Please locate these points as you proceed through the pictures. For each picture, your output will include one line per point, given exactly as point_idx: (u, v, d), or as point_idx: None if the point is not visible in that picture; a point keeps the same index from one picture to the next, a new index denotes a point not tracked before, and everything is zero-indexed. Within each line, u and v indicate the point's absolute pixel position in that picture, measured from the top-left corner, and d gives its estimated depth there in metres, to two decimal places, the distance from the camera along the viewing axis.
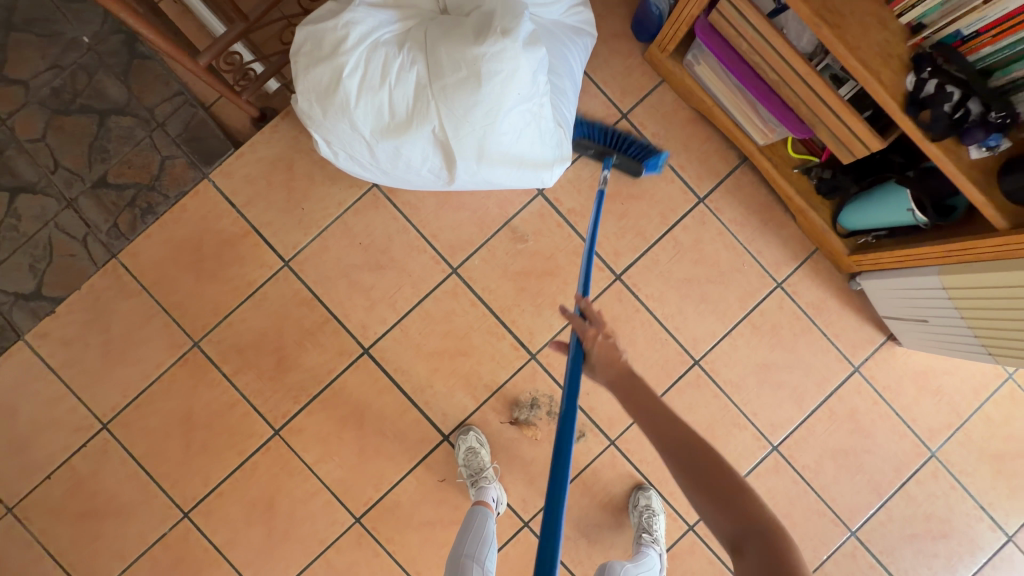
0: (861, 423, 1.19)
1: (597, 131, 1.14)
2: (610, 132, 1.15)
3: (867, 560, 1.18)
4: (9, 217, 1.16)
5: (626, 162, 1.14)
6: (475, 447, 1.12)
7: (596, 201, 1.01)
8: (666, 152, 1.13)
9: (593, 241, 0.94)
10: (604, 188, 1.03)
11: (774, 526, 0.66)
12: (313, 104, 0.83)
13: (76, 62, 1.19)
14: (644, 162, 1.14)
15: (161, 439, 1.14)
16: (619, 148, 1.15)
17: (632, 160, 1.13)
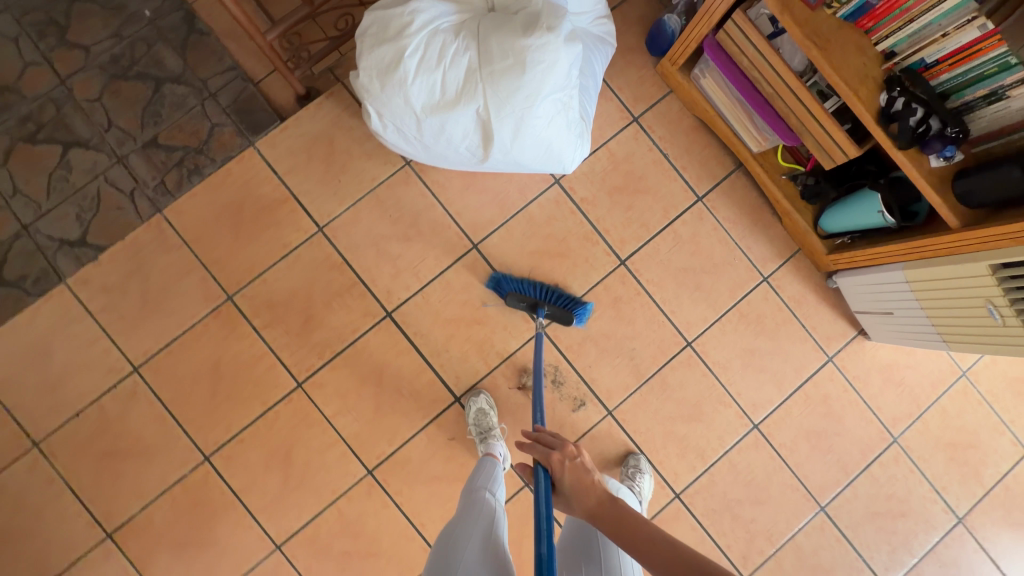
0: (833, 407, 1.32)
1: (529, 286, 1.23)
2: (540, 287, 1.24)
3: (833, 534, 1.30)
4: (61, 169, 1.24)
5: (558, 313, 1.21)
6: (485, 409, 1.21)
7: (537, 345, 1.16)
8: (591, 304, 1.25)
9: (539, 374, 1.12)
10: (542, 337, 1.16)
11: None
12: (374, 79, 0.94)
13: (136, 33, 1.28)
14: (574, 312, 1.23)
15: (188, 385, 1.20)
16: (550, 300, 1.23)
17: (563, 312, 1.21)
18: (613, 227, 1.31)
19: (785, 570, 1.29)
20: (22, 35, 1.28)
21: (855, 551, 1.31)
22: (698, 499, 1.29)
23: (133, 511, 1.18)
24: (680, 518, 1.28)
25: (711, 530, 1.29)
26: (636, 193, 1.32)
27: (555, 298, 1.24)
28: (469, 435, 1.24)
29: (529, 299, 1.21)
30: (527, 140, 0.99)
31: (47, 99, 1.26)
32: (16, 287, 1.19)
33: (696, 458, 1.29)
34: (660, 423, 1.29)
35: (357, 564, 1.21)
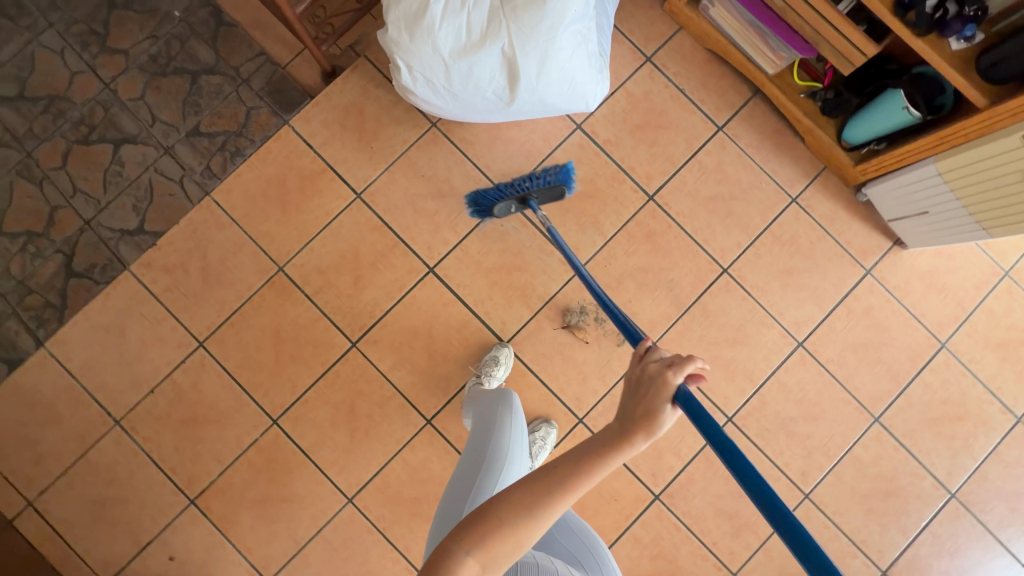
0: (877, 318, 1.33)
1: (506, 188, 1.19)
2: (515, 182, 1.18)
3: (891, 444, 1.31)
4: (114, 165, 1.32)
5: (548, 196, 1.17)
6: (500, 360, 1.24)
7: (554, 238, 1.12)
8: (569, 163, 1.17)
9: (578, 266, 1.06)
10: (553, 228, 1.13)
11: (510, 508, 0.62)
12: (402, 30, 0.99)
13: (170, 32, 1.37)
14: (561, 182, 1.17)
15: (252, 353, 1.27)
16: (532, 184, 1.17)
17: (553, 190, 1.16)
18: (638, 164, 1.34)
19: (846, 483, 1.30)
20: (66, 46, 1.37)
21: (915, 459, 1.31)
22: (751, 421, 1.30)
23: (213, 475, 1.25)
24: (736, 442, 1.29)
25: (767, 451, 1.30)
26: (657, 129, 1.35)
27: (535, 183, 1.17)
28: (472, 368, 1.28)
29: (513, 202, 1.18)
30: (552, 75, 1.03)
31: (95, 103, 1.35)
32: (85, 276, 1.28)
33: (744, 380, 1.31)
34: (706, 350, 1.31)
35: (427, 509, 1.26)
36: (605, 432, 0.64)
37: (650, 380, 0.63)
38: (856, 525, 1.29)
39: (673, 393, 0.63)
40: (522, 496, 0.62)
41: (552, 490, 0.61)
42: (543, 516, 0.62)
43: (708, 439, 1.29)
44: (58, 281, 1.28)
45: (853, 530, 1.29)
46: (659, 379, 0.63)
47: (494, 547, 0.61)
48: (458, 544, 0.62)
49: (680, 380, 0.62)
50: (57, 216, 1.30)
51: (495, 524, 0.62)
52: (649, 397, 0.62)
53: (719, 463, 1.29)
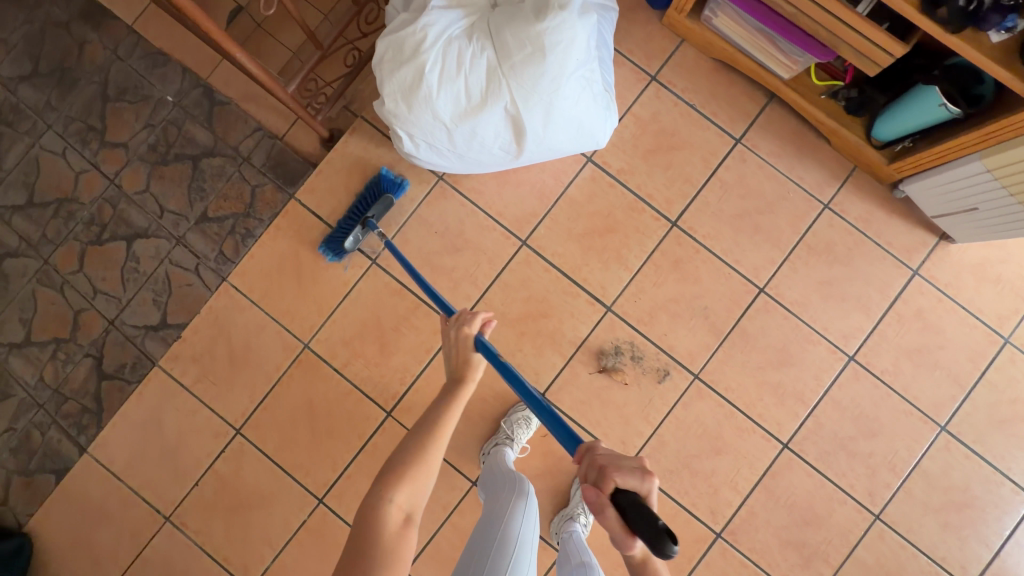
0: (930, 320, 1.25)
1: (343, 222, 1.24)
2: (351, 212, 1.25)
3: (961, 452, 1.23)
4: (130, 261, 1.32)
5: (383, 212, 1.22)
6: (528, 421, 1.21)
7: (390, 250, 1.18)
8: (383, 175, 1.23)
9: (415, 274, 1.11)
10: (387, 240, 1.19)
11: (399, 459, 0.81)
12: (399, 101, 0.95)
13: (166, 119, 1.36)
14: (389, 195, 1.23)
15: (289, 434, 1.26)
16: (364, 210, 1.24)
17: (382, 205, 1.22)
18: (656, 190, 1.29)
19: (917, 498, 1.23)
20: (67, 147, 1.37)
21: (989, 464, 1.23)
22: (809, 445, 1.24)
23: (267, 561, 1.24)
24: (794, 468, 1.24)
25: (829, 474, 1.24)
26: (671, 151, 1.29)
27: (367, 206, 1.24)
28: (500, 420, 1.24)
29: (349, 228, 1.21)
30: (559, 124, 0.98)
31: (102, 200, 1.34)
32: (116, 377, 1.29)
33: (796, 402, 1.25)
34: (751, 375, 1.25)
35: None
36: (444, 391, 0.89)
37: (460, 336, 0.93)
38: (933, 541, 1.22)
39: (473, 340, 0.92)
40: (405, 450, 0.82)
41: (430, 427, 0.84)
42: (430, 452, 0.82)
43: (764, 469, 1.24)
44: (92, 384, 1.29)
45: (930, 547, 1.22)
46: (464, 332, 0.92)
47: (408, 490, 0.78)
48: (379, 502, 0.76)
49: (474, 328, 0.92)
50: (81, 319, 1.31)
51: (403, 469, 0.79)
52: (461, 346, 0.92)
53: (779, 493, 1.23)
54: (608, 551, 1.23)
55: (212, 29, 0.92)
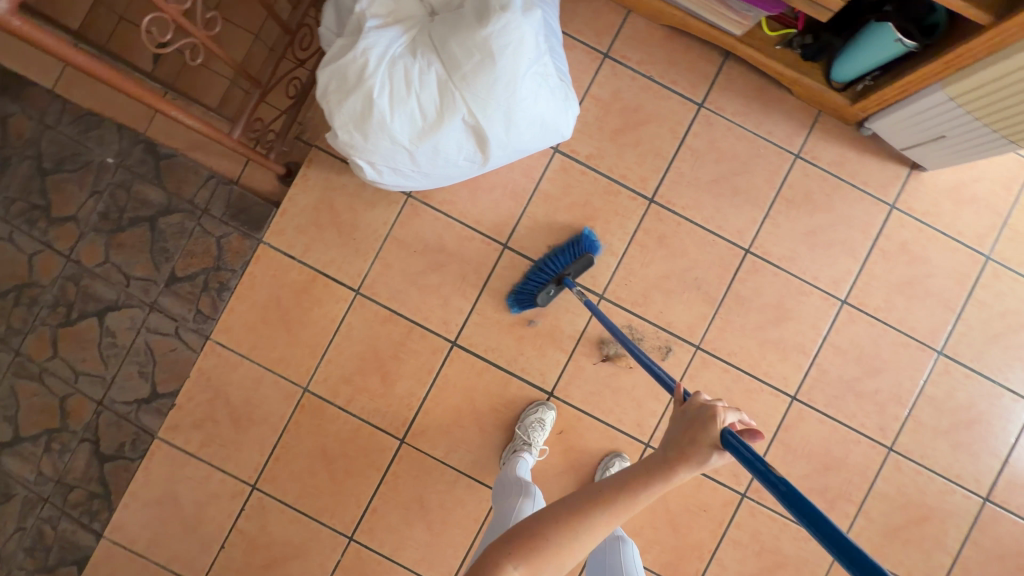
0: (914, 251, 1.27)
1: (538, 276, 1.21)
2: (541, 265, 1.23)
3: (961, 372, 1.27)
4: (106, 337, 1.27)
5: (580, 270, 1.19)
6: (543, 422, 1.21)
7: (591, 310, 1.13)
8: (586, 231, 1.22)
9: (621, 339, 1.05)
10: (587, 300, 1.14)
11: (549, 523, 0.66)
12: (353, 132, 0.90)
13: (112, 183, 1.29)
14: (581, 249, 1.21)
15: (306, 480, 1.24)
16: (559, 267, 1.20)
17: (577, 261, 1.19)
18: (628, 170, 1.27)
19: (926, 424, 1.26)
20: (13, 230, 1.29)
21: (987, 379, 1.27)
22: (817, 393, 1.26)
23: None
24: (806, 418, 1.26)
25: (840, 417, 1.26)
26: (637, 127, 1.27)
27: (562, 263, 1.21)
28: (514, 426, 1.24)
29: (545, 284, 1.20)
30: (521, 126, 0.95)
31: (63, 280, 1.28)
32: (118, 457, 1.25)
33: (798, 354, 1.26)
34: (752, 336, 1.26)
35: None
36: (649, 460, 0.66)
37: (698, 418, 0.65)
38: (946, 461, 1.27)
39: (718, 431, 0.64)
40: (556, 511, 0.67)
41: (591, 505, 0.66)
42: (587, 534, 0.65)
43: (778, 424, 1.26)
44: (94, 469, 1.25)
45: (945, 467, 1.27)
46: (707, 414, 0.65)
47: (541, 567, 0.64)
48: (504, 557, 0.65)
49: (723, 420, 0.64)
50: (69, 405, 1.26)
51: (541, 541, 0.65)
52: (696, 429, 0.65)
53: (795, 445, 1.26)
54: (642, 532, 1.25)
55: (143, 94, 0.87)
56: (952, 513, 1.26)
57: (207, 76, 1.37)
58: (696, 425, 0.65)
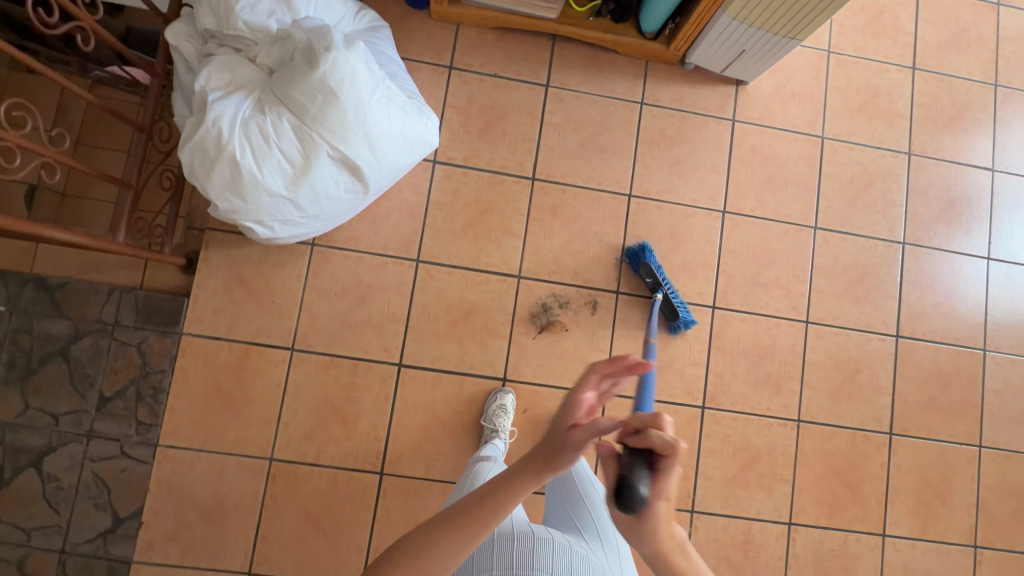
0: (765, 152, 1.45)
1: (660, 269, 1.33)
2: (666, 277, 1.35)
3: (838, 239, 1.45)
4: (49, 483, 1.22)
5: (670, 307, 1.31)
6: (506, 406, 1.27)
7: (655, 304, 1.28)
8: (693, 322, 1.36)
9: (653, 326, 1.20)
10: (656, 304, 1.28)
11: (421, 540, 0.58)
12: (231, 197, 0.95)
13: (9, 329, 1.25)
14: (683, 313, 1.33)
15: (301, 548, 1.23)
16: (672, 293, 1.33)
17: (673, 308, 1.32)
18: (505, 159, 1.38)
19: (828, 291, 1.43)
20: None
21: (860, 237, 1.45)
22: (731, 296, 1.40)
23: None
24: (730, 321, 1.39)
25: (759, 310, 1.40)
26: (499, 121, 1.39)
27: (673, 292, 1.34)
28: (480, 421, 1.29)
29: (658, 275, 1.31)
30: (385, 146, 1.03)
31: None
32: None
33: (704, 269, 1.40)
34: None
35: None
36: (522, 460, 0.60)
37: (574, 405, 0.59)
38: (855, 316, 1.43)
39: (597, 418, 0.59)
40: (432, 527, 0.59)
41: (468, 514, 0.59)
42: (466, 546, 0.58)
43: (709, 334, 1.38)
44: None
45: (856, 322, 1.43)
46: (581, 401, 0.59)
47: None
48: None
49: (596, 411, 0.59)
50: (29, 566, 1.19)
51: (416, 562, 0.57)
52: (570, 419, 0.59)
53: (730, 348, 1.39)
54: None
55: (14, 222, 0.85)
56: (877, 359, 1.42)
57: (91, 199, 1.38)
58: (577, 419, 0.59)
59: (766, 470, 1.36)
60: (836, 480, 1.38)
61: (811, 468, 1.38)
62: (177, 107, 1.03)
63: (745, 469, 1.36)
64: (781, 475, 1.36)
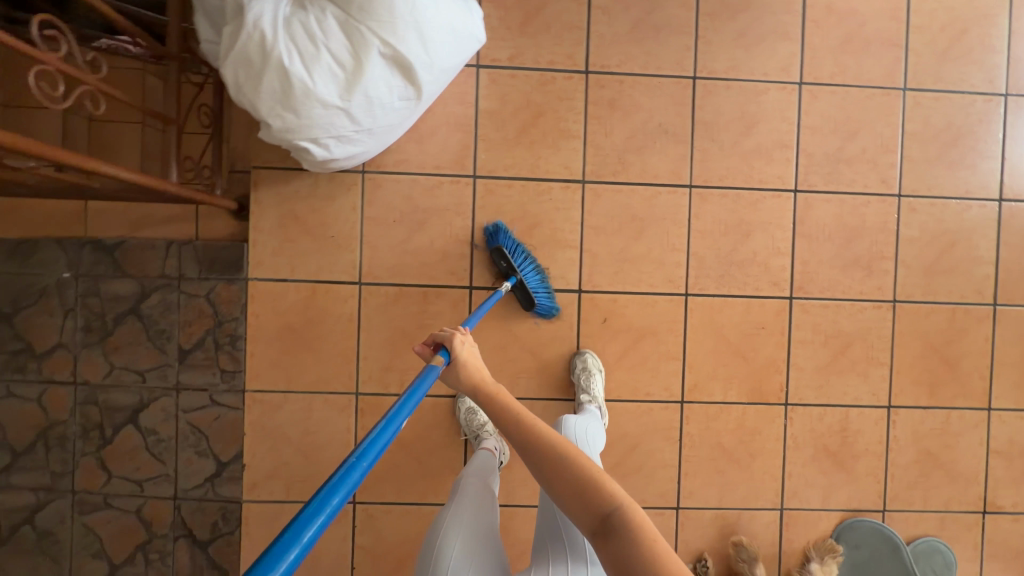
0: (842, 9, 1.28)
1: (514, 248, 1.20)
2: (524, 256, 1.21)
3: (930, 98, 1.30)
4: (149, 437, 1.25)
5: (524, 290, 1.19)
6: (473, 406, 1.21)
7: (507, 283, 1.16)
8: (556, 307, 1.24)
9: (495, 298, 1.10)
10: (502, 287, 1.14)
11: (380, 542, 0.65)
12: (283, 113, 0.88)
13: (79, 295, 1.24)
14: (541, 299, 1.21)
15: (399, 474, 1.25)
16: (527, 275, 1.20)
17: (529, 295, 1.19)
18: (552, 54, 1.25)
19: (919, 159, 1.30)
20: (7, 384, 1.25)
21: (955, 93, 1.30)
22: (813, 177, 1.29)
23: None
24: (813, 204, 1.29)
25: (844, 189, 1.29)
26: (541, 11, 1.25)
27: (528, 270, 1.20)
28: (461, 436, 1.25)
29: (510, 258, 1.17)
30: (436, 39, 0.93)
31: (80, 406, 1.25)
32: (217, 536, 1.25)
33: (782, 150, 1.28)
34: (733, 154, 1.28)
35: (633, 462, 1.28)
36: None
37: None
38: (952, 184, 1.30)
39: None
40: None
41: None
42: None
43: (792, 220, 1.29)
44: (201, 557, 1.26)
45: (953, 190, 1.30)
46: None
47: None
48: None
49: None
50: (147, 513, 1.25)
51: None
52: None
53: (816, 233, 1.29)
54: (717, 373, 1.28)
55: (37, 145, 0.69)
56: (977, 227, 1.31)
57: (110, 133, 1.27)
58: None
59: (860, 355, 1.30)
60: (934, 358, 1.31)
61: (909, 349, 1.31)
62: (205, 45, 0.94)
63: (838, 357, 1.30)
64: (876, 359, 1.30)
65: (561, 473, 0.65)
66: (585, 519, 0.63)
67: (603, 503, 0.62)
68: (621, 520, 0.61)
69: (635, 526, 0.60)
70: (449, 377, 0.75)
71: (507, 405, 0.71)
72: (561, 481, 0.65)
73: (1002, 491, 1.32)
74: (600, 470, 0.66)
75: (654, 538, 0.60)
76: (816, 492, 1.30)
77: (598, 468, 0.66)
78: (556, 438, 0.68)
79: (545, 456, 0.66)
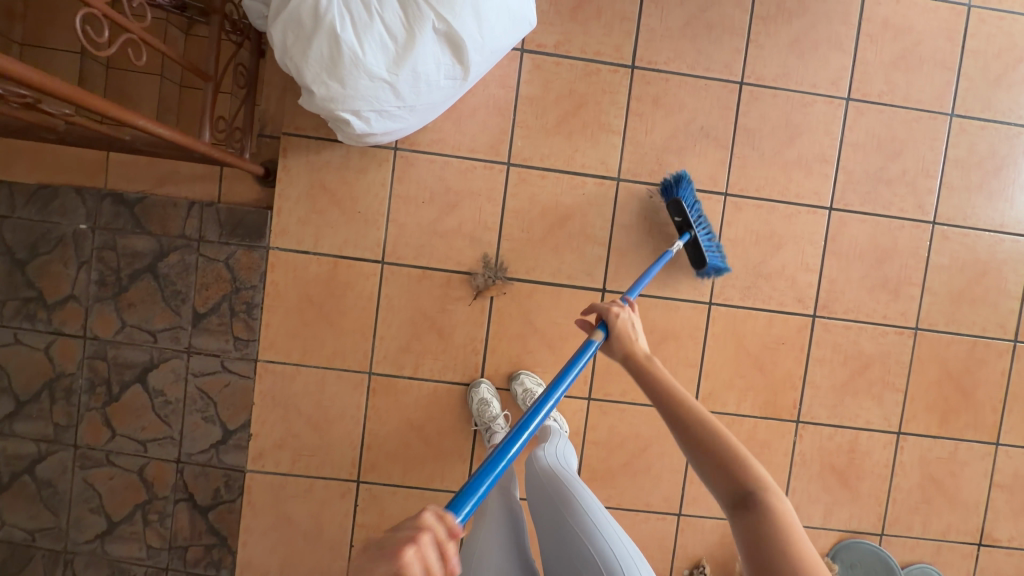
0: (899, 24, 1.25)
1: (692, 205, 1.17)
2: (699, 213, 1.19)
3: (976, 126, 1.27)
4: (157, 397, 1.23)
5: (696, 247, 1.16)
6: (486, 397, 1.19)
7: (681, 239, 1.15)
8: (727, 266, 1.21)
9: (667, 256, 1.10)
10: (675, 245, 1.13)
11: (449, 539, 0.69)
12: (329, 81, 0.85)
13: (95, 247, 1.22)
14: (712, 257, 1.18)
15: (406, 455, 1.24)
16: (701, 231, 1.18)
17: (700, 252, 1.17)
18: (600, 44, 1.22)
19: (958, 186, 1.28)
20: (16, 331, 1.23)
21: (1002, 123, 1.28)
22: (850, 196, 1.27)
23: None
24: (847, 222, 1.27)
25: (880, 211, 1.27)
26: None
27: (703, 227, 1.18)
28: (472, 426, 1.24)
29: (688, 213, 1.15)
30: (490, 17, 0.89)
31: (89, 360, 1.23)
32: (218, 502, 1.25)
33: (822, 164, 1.26)
34: (772, 163, 1.25)
35: (641, 464, 1.28)
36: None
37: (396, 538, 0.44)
38: (987, 215, 1.29)
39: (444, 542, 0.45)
40: None
41: None
42: None
43: (824, 236, 1.27)
44: (199, 522, 1.25)
45: (988, 221, 1.29)
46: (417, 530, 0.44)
47: None
48: None
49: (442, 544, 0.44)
50: (149, 473, 1.24)
51: None
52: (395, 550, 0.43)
53: (847, 252, 1.28)
54: (733, 384, 1.28)
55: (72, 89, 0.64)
56: (1007, 260, 1.30)
57: (130, 81, 1.31)
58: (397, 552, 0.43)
59: (877, 378, 1.30)
60: (949, 387, 1.31)
61: (926, 376, 1.30)
62: (249, 3, 0.91)
63: (856, 377, 1.29)
64: (892, 383, 1.30)
65: (697, 442, 0.65)
66: (724, 491, 0.62)
67: (744, 481, 0.61)
68: (762, 501, 0.59)
69: (775, 512, 0.58)
70: (606, 348, 0.83)
71: (658, 374, 0.74)
72: (703, 451, 0.65)
73: (1001, 523, 1.34)
74: (741, 447, 0.64)
75: (796, 531, 0.57)
76: (818, 509, 1.31)
77: (742, 446, 0.64)
78: (698, 411, 0.68)
79: (692, 427, 0.67)
